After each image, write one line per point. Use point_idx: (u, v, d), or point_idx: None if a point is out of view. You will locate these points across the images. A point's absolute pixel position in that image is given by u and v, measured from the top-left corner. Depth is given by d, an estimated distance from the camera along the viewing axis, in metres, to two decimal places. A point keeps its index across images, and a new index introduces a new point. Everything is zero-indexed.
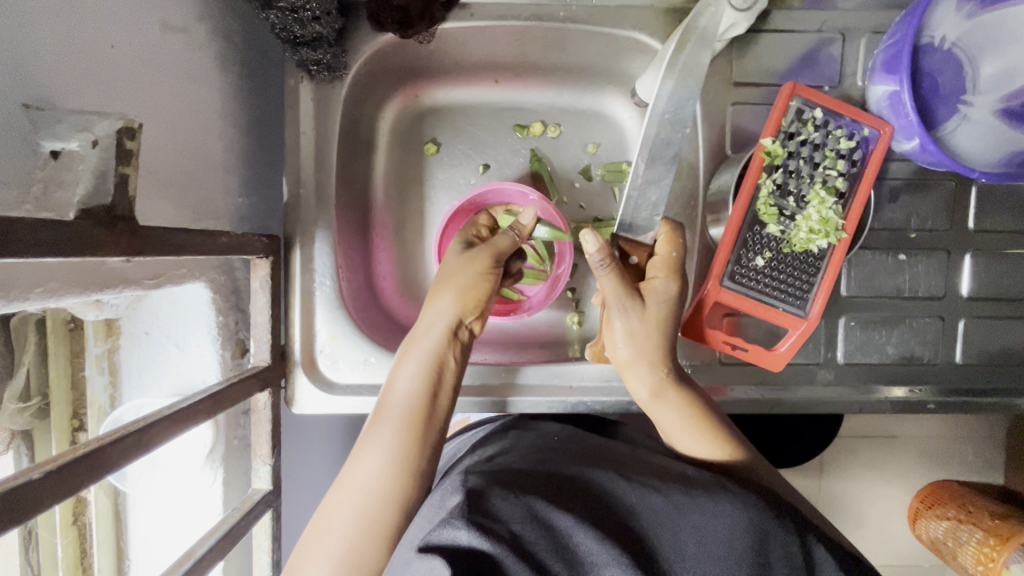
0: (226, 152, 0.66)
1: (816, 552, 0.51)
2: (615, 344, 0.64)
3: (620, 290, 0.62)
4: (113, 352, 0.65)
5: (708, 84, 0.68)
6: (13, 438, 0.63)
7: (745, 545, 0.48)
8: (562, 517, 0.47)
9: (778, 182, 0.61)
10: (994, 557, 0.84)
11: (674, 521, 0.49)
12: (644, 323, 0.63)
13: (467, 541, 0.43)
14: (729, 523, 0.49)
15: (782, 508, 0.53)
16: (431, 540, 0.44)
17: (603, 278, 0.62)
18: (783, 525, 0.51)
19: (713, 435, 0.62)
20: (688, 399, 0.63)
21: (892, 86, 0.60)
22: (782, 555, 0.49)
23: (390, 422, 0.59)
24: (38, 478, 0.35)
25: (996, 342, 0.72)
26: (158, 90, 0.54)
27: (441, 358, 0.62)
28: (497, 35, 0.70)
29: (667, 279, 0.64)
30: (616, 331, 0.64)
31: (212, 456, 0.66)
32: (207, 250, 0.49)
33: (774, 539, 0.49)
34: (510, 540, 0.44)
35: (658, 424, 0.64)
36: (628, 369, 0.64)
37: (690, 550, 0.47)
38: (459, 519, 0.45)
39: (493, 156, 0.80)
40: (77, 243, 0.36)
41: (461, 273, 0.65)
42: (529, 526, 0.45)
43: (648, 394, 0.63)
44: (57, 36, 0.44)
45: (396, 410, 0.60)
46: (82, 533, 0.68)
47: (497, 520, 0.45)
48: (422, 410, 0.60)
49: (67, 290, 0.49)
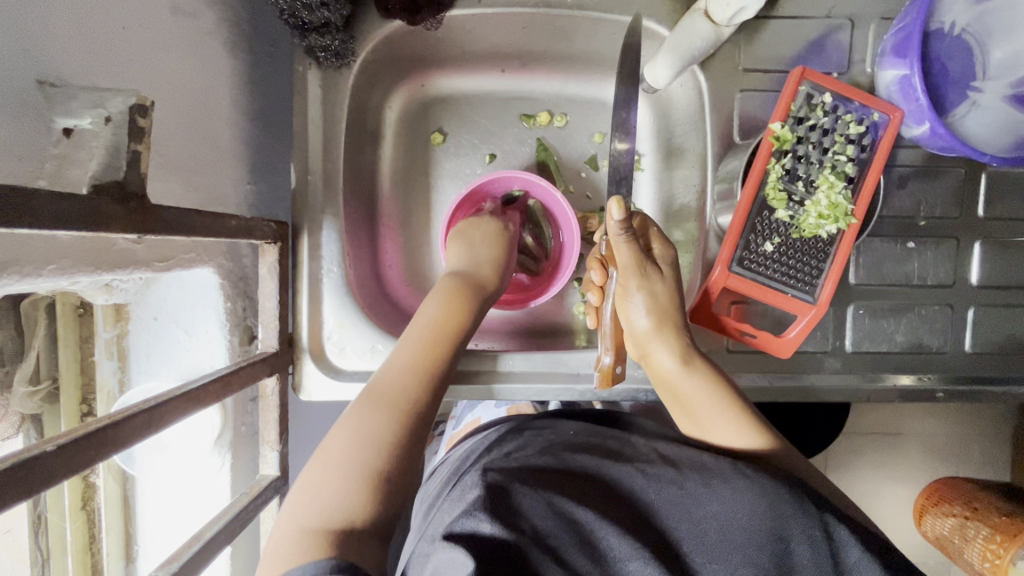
0: (235, 138, 0.66)
1: (846, 538, 0.47)
2: (637, 314, 0.64)
3: (638, 256, 0.62)
4: (122, 337, 0.65)
5: (716, 71, 0.68)
6: (23, 421, 0.62)
7: (766, 532, 0.46)
8: (582, 510, 0.47)
9: (787, 168, 0.61)
10: (1000, 553, 0.82)
11: (692, 510, 0.48)
12: (661, 291, 0.63)
13: (490, 532, 0.44)
14: (750, 510, 0.47)
15: (806, 493, 0.50)
16: (452, 531, 0.45)
17: (621, 248, 0.61)
18: (806, 510, 0.48)
19: (743, 413, 0.60)
20: (711, 372, 0.63)
21: (902, 70, 0.59)
22: (805, 543, 0.46)
23: (404, 348, 0.58)
24: (53, 450, 0.35)
25: (1005, 331, 0.71)
26: (167, 72, 0.54)
27: (465, 294, 0.65)
28: (505, 22, 0.70)
29: (664, 247, 0.65)
30: (635, 301, 0.64)
31: (220, 442, 0.67)
32: (216, 231, 0.50)
33: (796, 525, 0.47)
34: (531, 534, 0.44)
35: (685, 402, 0.62)
36: (651, 342, 0.64)
37: (711, 539, 0.46)
38: (480, 511, 0.45)
39: (499, 146, 0.80)
40: (94, 217, 0.36)
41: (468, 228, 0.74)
42: (550, 519, 0.46)
43: (676, 363, 0.63)
44: (69, 13, 0.44)
45: (418, 330, 0.60)
46: (90, 518, 0.68)
47: (517, 513, 0.46)
48: (447, 332, 0.61)
49: (78, 268, 0.49)
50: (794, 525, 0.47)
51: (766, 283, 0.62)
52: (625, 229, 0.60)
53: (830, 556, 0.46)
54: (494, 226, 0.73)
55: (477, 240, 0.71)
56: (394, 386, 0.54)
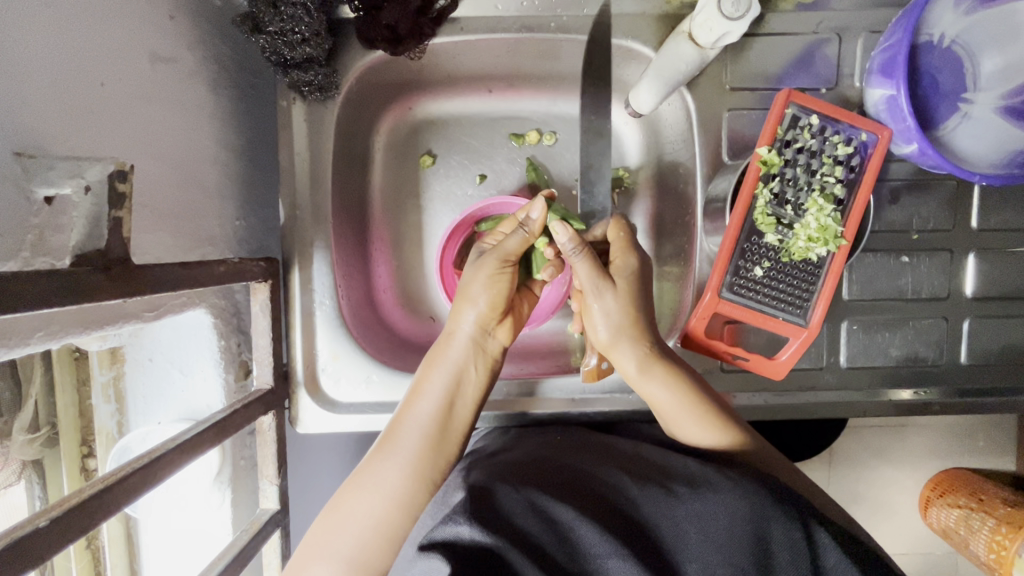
0: (222, 178, 0.66)
1: (825, 541, 0.48)
2: (596, 327, 0.65)
3: (590, 272, 0.64)
4: (118, 379, 0.66)
5: (702, 90, 0.67)
6: (24, 467, 0.64)
7: (745, 531, 0.46)
8: (564, 511, 0.47)
9: (775, 191, 0.60)
10: (1006, 545, 0.83)
11: (675, 510, 0.48)
12: (619, 301, 0.64)
13: (469, 536, 0.45)
14: (729, 509, 0.48)
15: (785, 495, 0.51)
16: (433, 538, 0.47)
17: (577, 264, 0.64)
18: (784, 510, 0.48)
19: (714, 419, 0.61)
20: (678, 378, 0.63)
21: (889, 89, 0.59)
22: (784, 542, 0.47)
23: (413, 429, 0.60)
24: (45, 524, 0.36)
25: (1002, 341, 0.71)
26: (148, 124, 0.55)
27: (464, 372, 0.64)
28: (488, 47, 0.70)
29: (630, 258, 0.65)
30: (595, 312, 0.65)
31: (220, 479, 0.68)
32: (204, 281, 0.50)
33: (774, 525, 0.47)
34: (510, 533, 0.45)
35: (652, 404, 0.64)
36: (611, 349, 0.65)
37: (692, 538, 0.47)
38: (461, 515, 0.48)
39: (489, 167, 0.79)
40: (75, 291, 0.37)
41: (478, 282, 0.64)
42: (531, 519, 0.47)
43: (636, 368, 0.64)
44: (46, 84, 0.44)
45: (419, 407, 0.62)
46: (95, 556, 0.71)
47: (499, 515, 0.47)
48: (443, 419, 0.62)
49: (67, 331, 0.51)
50: (772, 525, 0.47)
51: (757, 308, 0.62)
52: (577, 248, 0.62)
53: (811, 556, 0.47)
54: (509, 282, 0.65)
55: (473, 287, 0.64)
56: (373, 522, 0.55)
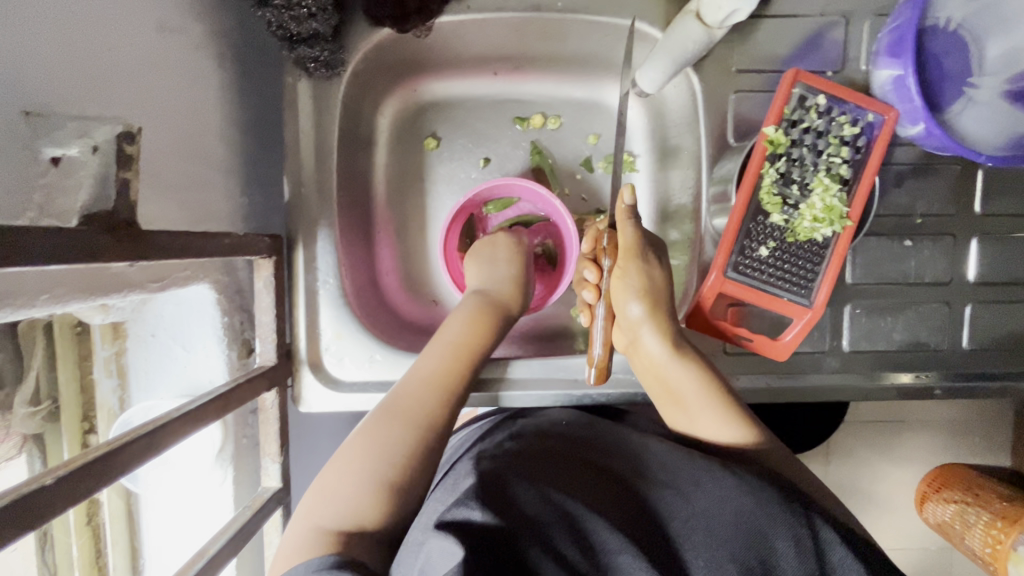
0: (226, 153, 0.66)
1: (831, 539, 0.47)
2: (629, 303, 0.65)
3: (635, 243, 0.65)
4: (120, 355, 0.66)
5: (709, 72, 0.67)
6: (24, 441, 0.64)
7: (753, 528, 0.46)
8: (573, 504, 0.47)
9: (781, 171, 0.60)
10: (1001, 539, 0.82)
11: (682, 508, 0.48)
12: (654, 278, 0.66)
13: (481, 519, 0.45)
14: (736, 504, 0.47)
15: (790, 492, 0.50)
16: (443, 518, 0.46)
17: (625, 229, 0.66)
18: (791, 507, 0.48)
19: (734, 416, 0.61)
20: (707, 368, 0.63)
21: (897, 69, 0.59)
22: (790, 541, 0.45)
23: (425, 369, 0.60)
24: (51, 482, 0.36)
25: (1003, 327, 0.71)
26: (153, 93, 0.54)
27: (480, 315, 0.67)
28: (494, 27, 0.69)
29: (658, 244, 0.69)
30: (629, 288, 0.65)
31: (221, 456, 0.68)
32: (209, 252, 0.50)
33: (783, 522, 0.46)
34: (520, 521, 0.45)
35: (670, 390, 0.63)
36: (639, 329, 0.65)
37: (698, 533, 0.46)
38: (473, 501, 0.47)
39: (494, 149, 0.79)
40: (84, 249, 0.37)
41: (485, 247, 0.74)
42: (541, 510, 0.46)
43: (663, 352, 0.63)
44: (53, 46, 0.44)
45: (441, 345, 0.63)
46: (95, 533, 0.70)
47: (510, 504, 0.47)
48: (463, 357, 0.62)
49: (72, 295, 0.51)
50: (780, 524, 0.46)
51: (762, 287, 0.62)
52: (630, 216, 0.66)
53: (817, 555, 0.46)
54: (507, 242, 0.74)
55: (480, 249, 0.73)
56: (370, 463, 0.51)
